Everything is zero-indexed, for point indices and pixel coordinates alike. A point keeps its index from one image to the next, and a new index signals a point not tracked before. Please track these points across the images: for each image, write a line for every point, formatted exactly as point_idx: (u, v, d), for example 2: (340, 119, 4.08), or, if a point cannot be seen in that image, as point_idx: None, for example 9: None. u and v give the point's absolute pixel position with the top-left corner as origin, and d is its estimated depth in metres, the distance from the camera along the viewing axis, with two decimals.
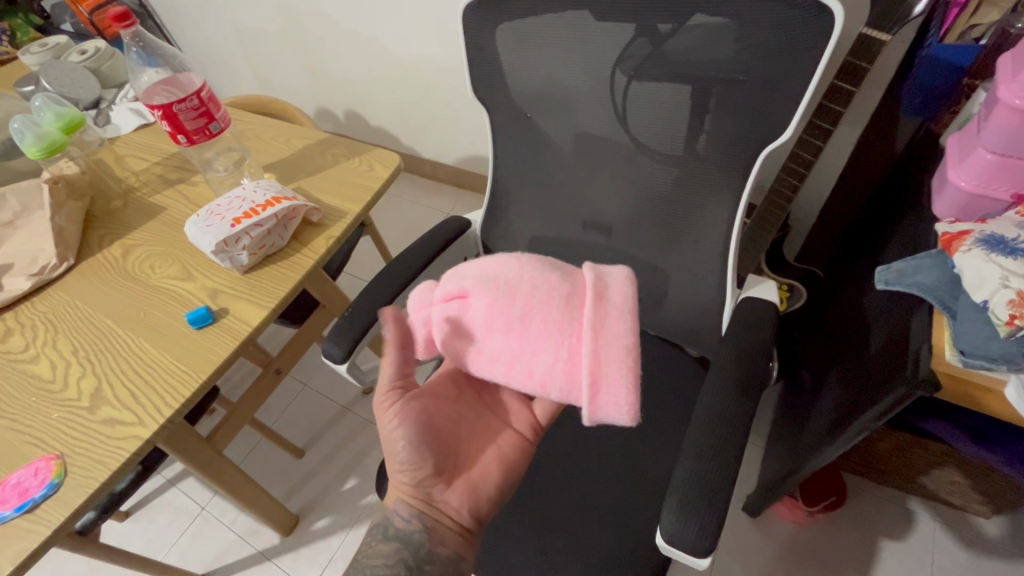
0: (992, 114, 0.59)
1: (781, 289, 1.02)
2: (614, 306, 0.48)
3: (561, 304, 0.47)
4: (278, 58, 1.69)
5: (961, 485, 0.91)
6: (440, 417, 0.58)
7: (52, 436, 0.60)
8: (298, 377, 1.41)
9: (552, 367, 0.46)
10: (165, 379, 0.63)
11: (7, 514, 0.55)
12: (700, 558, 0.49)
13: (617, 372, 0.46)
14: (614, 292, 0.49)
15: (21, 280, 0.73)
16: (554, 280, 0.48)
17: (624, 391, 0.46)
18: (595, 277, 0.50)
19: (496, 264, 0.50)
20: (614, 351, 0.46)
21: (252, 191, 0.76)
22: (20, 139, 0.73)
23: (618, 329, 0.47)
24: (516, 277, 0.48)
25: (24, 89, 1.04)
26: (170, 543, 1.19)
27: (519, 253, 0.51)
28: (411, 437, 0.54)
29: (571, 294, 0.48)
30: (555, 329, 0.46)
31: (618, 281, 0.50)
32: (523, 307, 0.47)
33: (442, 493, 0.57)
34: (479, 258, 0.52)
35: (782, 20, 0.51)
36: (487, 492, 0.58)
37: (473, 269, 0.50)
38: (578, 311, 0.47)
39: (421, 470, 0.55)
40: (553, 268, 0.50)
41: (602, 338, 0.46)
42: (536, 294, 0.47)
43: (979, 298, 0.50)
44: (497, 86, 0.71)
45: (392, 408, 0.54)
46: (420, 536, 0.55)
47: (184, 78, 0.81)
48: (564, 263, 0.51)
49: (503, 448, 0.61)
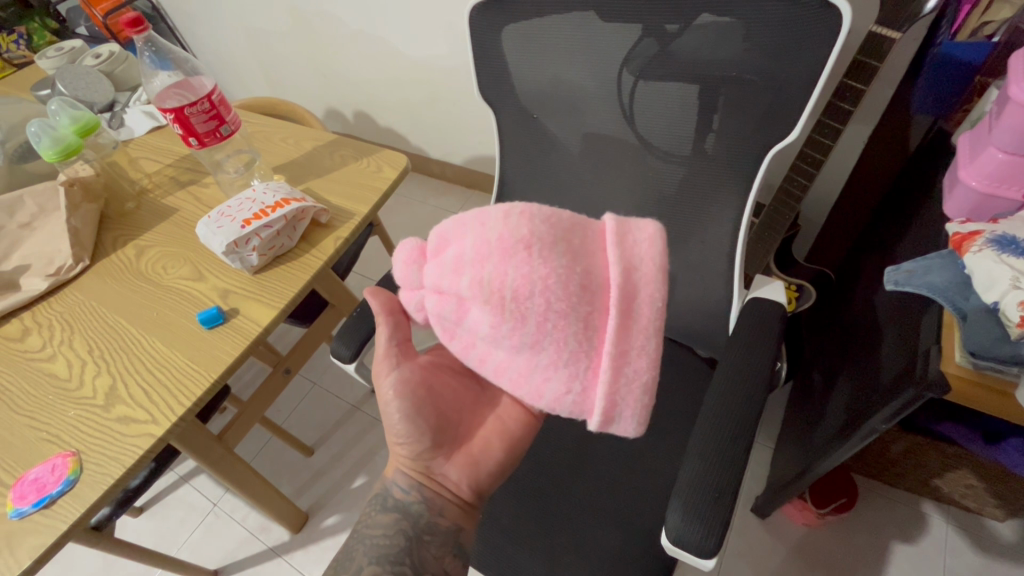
0: (1002, 113, 0.58)
1: (789, 289, 1.01)
2: (641, 321, 0.42)
3: (580, 329, 0.41)
4: (288, 59, 1.71)
5: (976, 488, 0.90)
6: (442, 390, 0.59)
7: (69, 433, 0.62)
8: (308, 377, 1.43)
9: (563, 397, 0.43)
10: (177, 378, 0.65)
11: (26, 509, 0.57)
12: (705, 559, 0.49)
13: (628, 405, 0.43)
14: (644, 293, 0.42)
15: (38, 280, 0.75)
16: (572, 296, 0.40)
17: (635, 422, 0.44)
18: (622, 276, 0.42)
19: (502, 261, 0.41)
20: (631, 381, 0.43)
21: (262, 193, 0.77)
22: (37, 142, 0.75)
23: (640, 353, 0.43)
24: (527, 289, 0.40)
25: (41, 93, 1.06)
26: (183, 539, 1.21)
27: (530, 240, 0.41)
28: (405, 409, 0.56)
29: (590, 311, 0.41)
30: (570, 358, 0.42)
31: (650, 269, 0.43)
32: (533, 331, 0.41)
33: (442, 466, 0.59)
34: (480, 238, 0.42)
35: (791, 20, 0.50)
36: (486, 468, 0.59)
37: (472, 264, 0.42)
38: (599, 333, 0.42)
39: (419, 443, 0.57)
40: (571, 269, 0.41)
41: (621, 366, 0.42)
42: (549, 315, 0.40)
43: (989, 299, 0.49)
44: (504, 87, 0.71)
45: (388, 377, 0.56)
46: (420, 506, 0.57)
47: (195, 81, 0.82)
48: (585, 251, 0.42)
49: (507, 422, 0.61)
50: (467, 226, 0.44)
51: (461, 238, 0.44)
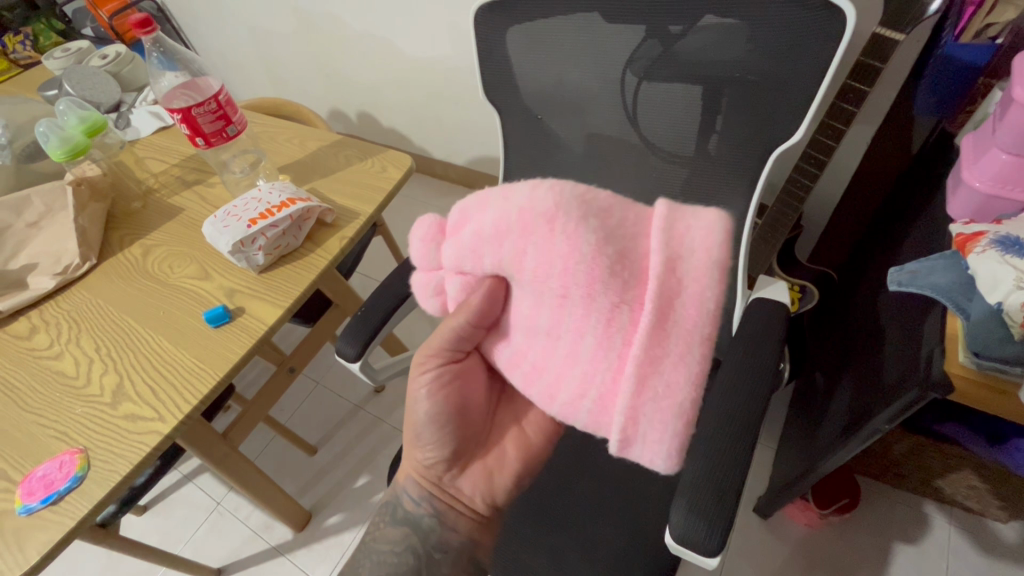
0: (1006, 115, 0.59)
1: (793, 289, 1.01)
2: (681, 322, 0.41)
3: (605, 319, 0.40)
4: (291, 60, 1.72)
5: (977, 489, 0.90)
6: (474, 401, 0.60)
7: (77, 430, 0.62)
8: (312, 376, 1.43)
9: (581, 400, 0.42)
10: (184, 376, 0.65)
11: (34, 505, 0.57)
12: (709, 557, 0.50)
13: (656, 424, 0.40)
14: (689, 290, 0.41)
15: (45, 279, 0.75)
16: (598, 283, 0.40)
17: (670, 448, 0.41)
18: (662, 267, 0.40)
19: (524, 237, 0.41)
20: (662, 387, 0.40)
21: (267, 193, 0.77)
22: (45, 142, 0.75)
23: (676, 360, 0.40)
24: (547, 268, 0.41)
25: (49, 93, 1.07)
26: (187, 537, 1.21)
27: (557, 219, 0.40)
28: (433, 413, 0.57)
29: (618, 303, 0.40)
30: (592, 349, 0.41)
31: (701, 263, 0.41)
32: (552, 317, 0.42)
33: (458, 479, 0.60)
34: (502, 213, 0.42)
35: (795, 21, 0.50)
36: (501, 482, 0.61)
37: (493, 241, 0.43)
38: (627, 331, 0.40)
39: (441, 450, 0.58)
40: (601, 252, 0.40)
41: (649, 375, 0.40)
42: (571, 297, 0.40)
43: (993, 300, 0.49)
44: (507, 87, 0.72)
45: (427, 373, 0.56)
46: (430, 520, 0.59)
47: (202, 82, 0.83)
48: (624, 236, 0.41)
49: (527, 440, 0.63)
50: (491, 201, 0.44)
51: (481, 213, 0.44)
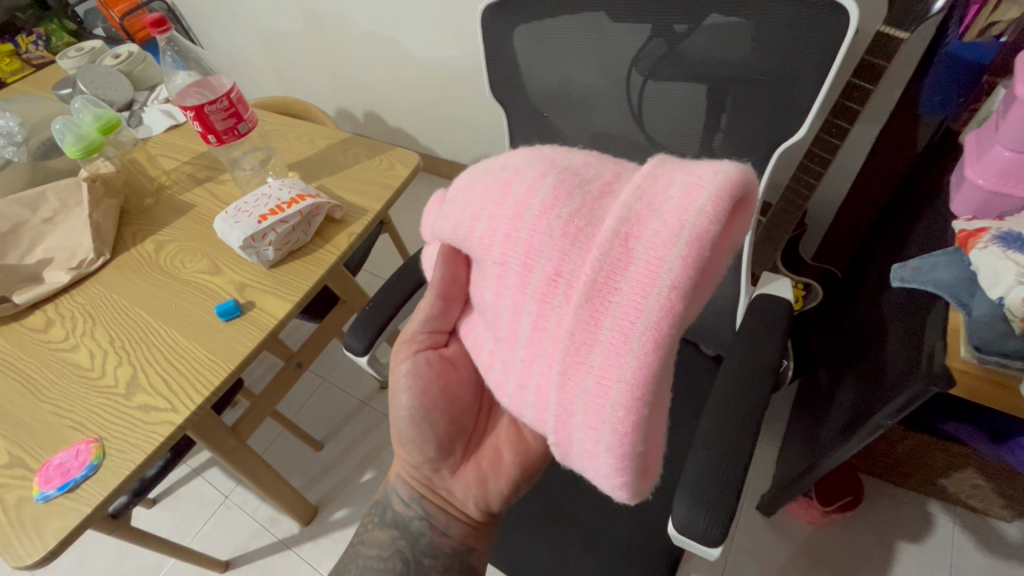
0: (1010, 112, 0.59)
1: (797, 288, 1.01)
2: (624, 303, 0.35)
3: (541, 297, 0.38)
4: (300, 60, 1.74)
5: (982, 489, 0.90)
6: (461, 401, 0.60)
7: (91, 420, 0.64)
8: (318, 372, 1.45)
9: (523, 390, 0.40)
10: (195, 367, 0.67)
11: (51, 492, 0.59)
12: (711, 548, 0.50)
13: (588, 425, 0.36)
14: (644, 262, 0.35)
15: (61, 273, 0.77)
16: (535, 252, 0.38)
17: (606, 461, 0.36)
18: (611, 233, 0.36)
19: (481, 207, 0.41)
20: (592, 383, 0.35)
21: (278, 189, 0.78)
22: (61, 139, 0.77)
23: (611, 354, 0.35)
24: (490, 238, 0.40)
25: (62, 93, 1.09)
26: (195, 530, 1.23)
27: (516, 187, 0.40)
28: (414, 408, 0.58)
29: (554, 276, 0.37)
30: (529, 330, 0.39)
31: (664, 231, 0.35)
32: (496, 291, 0.41)
33: (448, 483, 0.62)
34: (471, 182, 0.44)
35: (800, 21, 0.51)
36: (496, 487, 0.61)
37: (455, 210, 0.44)
38: (561, 310, 0.37)
39: (428, 452, 0.60)
40: (546, 218, 0.38)
41: (580, 367, 0.36)
42: (511, 270, 0.39)
43: (994, 295, 0.50)
44: (514, 86, 0.73)
45: (405, 361, 0.58)
46: (420, 523, 0.62)
47: (215, 81, 0.84)
48: (587, 198, 0.38)
49: (525, 444, 0.62)
50: (470, 174, 0.45)
51: (458, 184, 0.46)
